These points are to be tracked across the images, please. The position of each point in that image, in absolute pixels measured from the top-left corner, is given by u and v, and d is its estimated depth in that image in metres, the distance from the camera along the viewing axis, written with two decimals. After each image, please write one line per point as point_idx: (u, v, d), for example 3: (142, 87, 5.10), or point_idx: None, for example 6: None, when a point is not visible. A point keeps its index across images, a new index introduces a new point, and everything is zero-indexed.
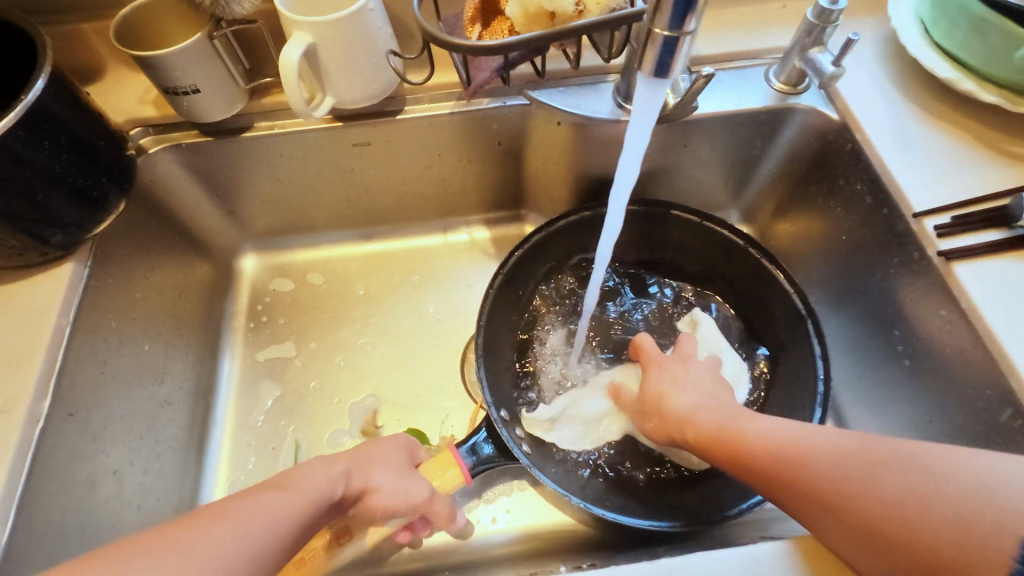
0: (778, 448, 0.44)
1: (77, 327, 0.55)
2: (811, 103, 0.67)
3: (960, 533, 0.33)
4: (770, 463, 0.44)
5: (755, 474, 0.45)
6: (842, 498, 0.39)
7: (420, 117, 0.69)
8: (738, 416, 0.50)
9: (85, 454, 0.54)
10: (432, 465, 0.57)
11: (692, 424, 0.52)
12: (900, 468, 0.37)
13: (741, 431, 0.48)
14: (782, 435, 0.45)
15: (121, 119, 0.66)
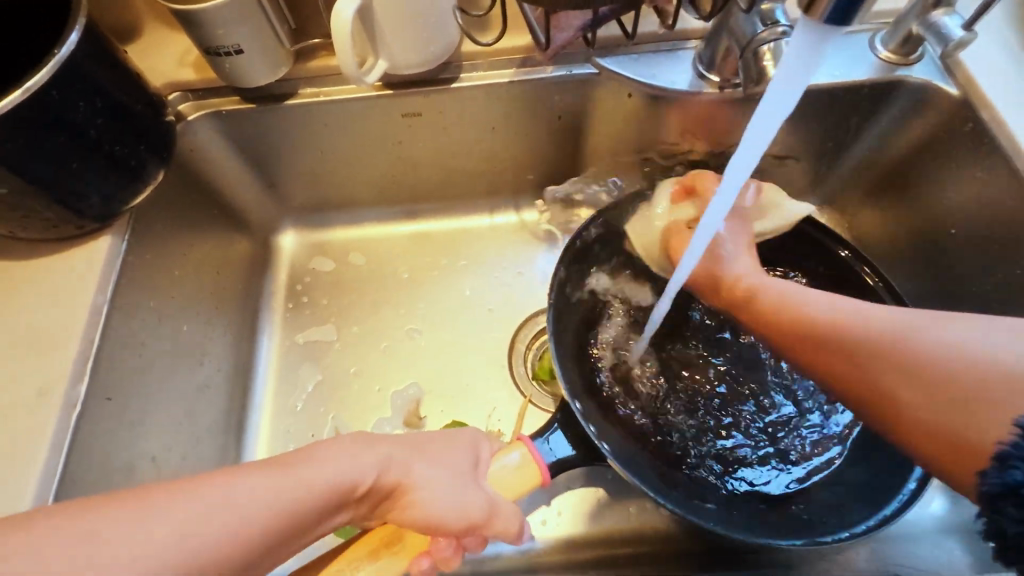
0: (894, 351, 0.41)
1: (114, 306, 0.51)
2: (923, 75, 0.60)
3: (961, 437, 0.36)
4: (864, 349, 0.43)
5: (846, 353, 0.44)
6: (904, 372, 0.40)
7: (478, 85, 0.63)
8: (851, 308, 0.46)
9: (122, 439, 0.51)
10: (506, 460, 0.50)
11: (776, 309, 0.50)
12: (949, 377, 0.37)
13: (817, 309, 0.48)
14: (898, 320, 0.42)
15: (159, 83, 0.61)
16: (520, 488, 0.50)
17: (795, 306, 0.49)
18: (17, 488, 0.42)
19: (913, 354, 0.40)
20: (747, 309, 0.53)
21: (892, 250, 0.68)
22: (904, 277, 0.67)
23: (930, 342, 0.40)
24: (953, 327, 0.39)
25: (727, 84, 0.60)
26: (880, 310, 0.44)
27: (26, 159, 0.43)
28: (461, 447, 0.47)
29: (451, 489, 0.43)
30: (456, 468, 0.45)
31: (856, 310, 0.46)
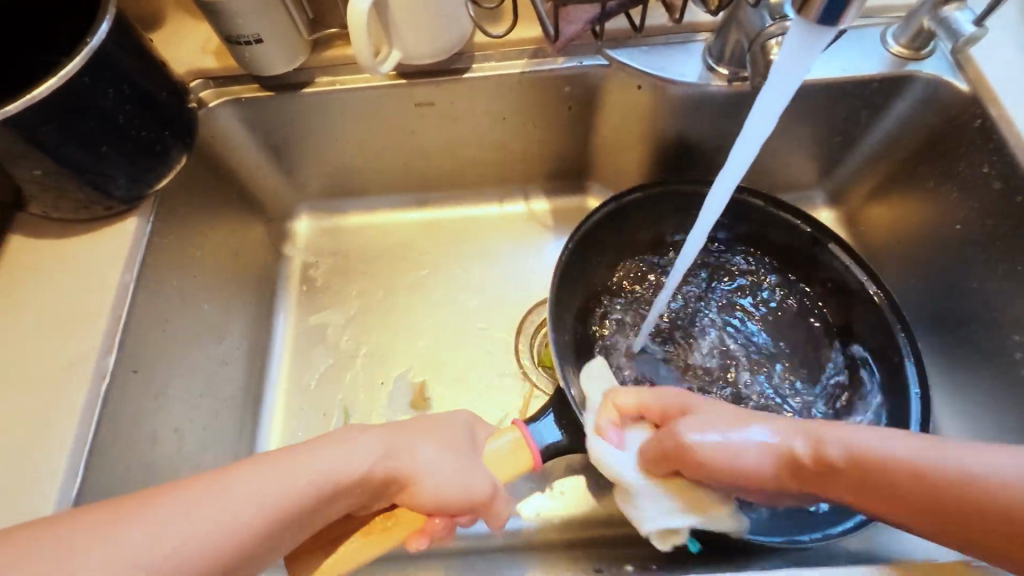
0: (918, 472, 0.37)
1: (140, 285, 0.54)
2: (934, 70, 0.60)
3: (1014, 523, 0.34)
4: (894, 490, 0.38)
5: (859, 487, 0.39)
6: (930, 504, 0.37)
7: (490, 75, 0.64)
8: (838, 441, 0.40)
9: (148, 411, 0.54)
10: (499, 444, 0.51)
11: (782, 465, 0.41)
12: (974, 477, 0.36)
13: (823, 459, 0.40)
14: (889, 448, 0.39)
15: (182, 70, 0.63)
16: (509, 472, 0.50)
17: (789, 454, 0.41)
18: (52, 452, 0.45)
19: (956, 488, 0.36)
20: (748, 470, 0.43)
21: (898, 245, 0.69)
22: (907, 272, 0.68)
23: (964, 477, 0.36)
24: (907, 445, 0.39)
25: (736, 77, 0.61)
26: (878, 442, 0.39)
27: (60, 142, 0.45)
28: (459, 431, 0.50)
29: (454, 472, 0.46)
30: (457, 451, 0.47)
31: (855, 442, 0.40)
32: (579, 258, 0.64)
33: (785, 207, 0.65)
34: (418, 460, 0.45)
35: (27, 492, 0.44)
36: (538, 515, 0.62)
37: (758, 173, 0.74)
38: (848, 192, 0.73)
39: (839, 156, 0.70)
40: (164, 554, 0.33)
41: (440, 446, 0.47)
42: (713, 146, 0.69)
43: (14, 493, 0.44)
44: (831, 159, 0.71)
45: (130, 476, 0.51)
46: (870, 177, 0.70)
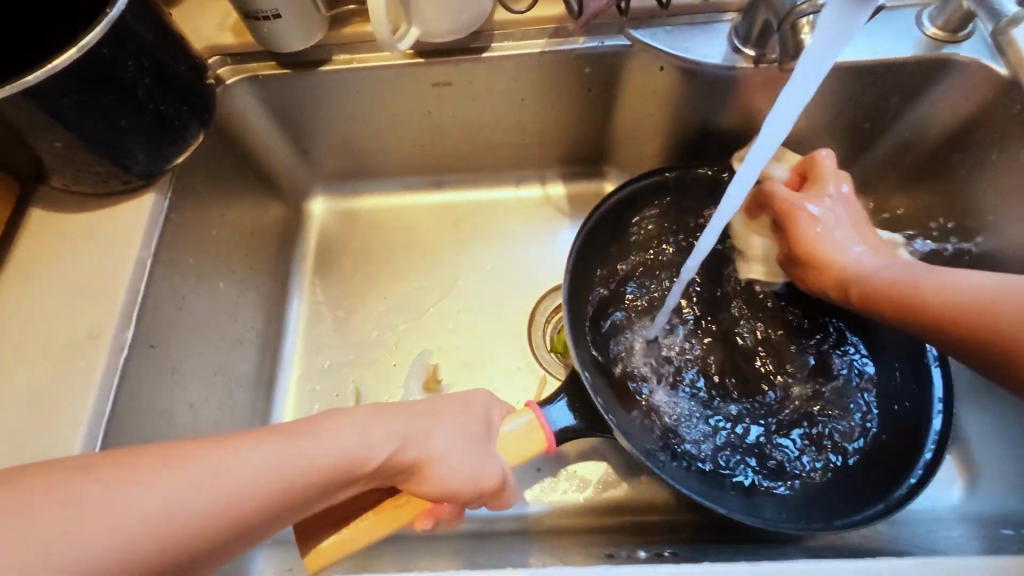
0: (944, 304, 0.47)
1: (157, 261, 0.54)
2: (971, 54, 0.58)
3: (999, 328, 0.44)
4: (929, 302, 0.48)
5: (916, 312, 0.48)
6: (970, 321, 0.45)
7: (509, 55, 0.63)
8: (880, 264, 0.53)
9: (164, 386, 0.55)
10: (511, 425, 0.50)
11: (856, 280, 0.53)
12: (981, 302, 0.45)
13: (863, 267, 0.53)
14: (900, 270, 0.51)
15: (200, 46, 0.63)
16: (524, 454, 0.50)
17: (861, 276, 0.52)
18: (71, 423, 0.46)
19: (953, 292, 0.47)
20: (853, 289, 0.53)
21: (926, 235, 0.67)
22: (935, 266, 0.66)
23: (959, 283, 0.47)
24: (923, 269, 0.50)
25: (763, 59, 0.59)
26: (903, 271, 0.51)
27: (78, 114, 0.45)
28: (475, 410, 0.48)
29: (467, 457, 0.45)
30: (472, 433, 0.46)
31: (862, 267, 0.53)
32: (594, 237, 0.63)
33: None
34: (431, 441, 0.44)
35: (47, 462, 0.44)
36: (549, 500, 0.62)
37: None
38: (875, 181, 0.71)
39: (867, 144, 0.68)
40: (180, 524, 0.33)
41: (455, 427, 0.46)
42: (737, 131, 0.68)
43: (33, 462, 0.44)
44: (859, 147, 0.69)
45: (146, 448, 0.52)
46: (899, 164, 0.68)
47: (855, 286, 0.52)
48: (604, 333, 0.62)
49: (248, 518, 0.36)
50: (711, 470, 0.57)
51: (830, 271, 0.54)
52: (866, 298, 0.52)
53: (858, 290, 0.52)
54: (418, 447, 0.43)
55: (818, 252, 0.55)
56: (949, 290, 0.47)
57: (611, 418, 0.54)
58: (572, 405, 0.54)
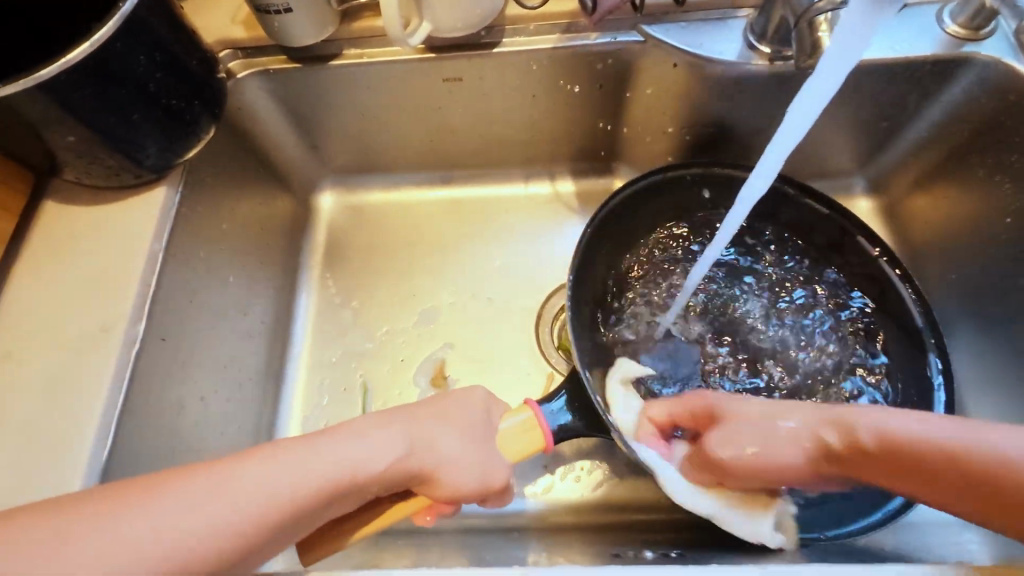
0: (866, 436, 0.43)
1: (169, 255, 0.55)
2: (992, 53, 0.56)
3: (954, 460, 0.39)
4: (839, 450, 0.44)
5: (891, 469, 0.41)
6: (940, 480, 0.40)
7: (521, 50, 0.63)
8: (784, 426, 0.46)
9: (176, 379, 0.55)
10: (508, 423, 0.50)
11: (727, 469, 0.47)
12: (874, 434, 0.42)
13: (766, 456, 0.46)
14: (825, 417, 0.45)
15: (212, 39, 0.63)
16: (521, 451, 0.49)
17: (738, 459, 0.46)
18: (85, 414, 0.46)
19: (922, 437, 0.41)
20: (761, 439, 0.46)
21: (942, 237, 0.66)
22: (951, 268, 0.65)
23: (925, 430, 0.41)
24: (879, 414, 0.43)
25: (778, 57, 0.58)
26: (788, 417, 0.47)
27: (91, 108, 0.46)
28: (475, 409, 0.49)
29: (471, 459, 0.45)
30: (474, 434, 0.47)
31: (768, 437, 0.46)
32: (602, 232, 0.63)
33: (820, 197, 0.64)
34: (435, 446, 0.44)
35: (62, 451, 0.45)
36: (556, 497, 0.62)
37: (795, 159, 0.71)
38: (891, 180, 0.70)
39: (882, 143, 0.67)
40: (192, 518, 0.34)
41: (457, 429, 0.46)
42: (749, 129, 0.67)
43: (47, 451, 0.45)
44: (873, 146, 0.68)
45: (158, 440, 0.52)
46: (916, 164, 0.67)
47: (712, 473, 0.48)
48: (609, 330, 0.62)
49: (257, 514, 0.36)
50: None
51: (771, 463, 0.46)
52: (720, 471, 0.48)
53: (773, 463, 0.46)
54: (422, 453, 0.43)
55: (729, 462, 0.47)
56: (926, 441, 0.40)
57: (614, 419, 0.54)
58: (573, 405, 0.53)
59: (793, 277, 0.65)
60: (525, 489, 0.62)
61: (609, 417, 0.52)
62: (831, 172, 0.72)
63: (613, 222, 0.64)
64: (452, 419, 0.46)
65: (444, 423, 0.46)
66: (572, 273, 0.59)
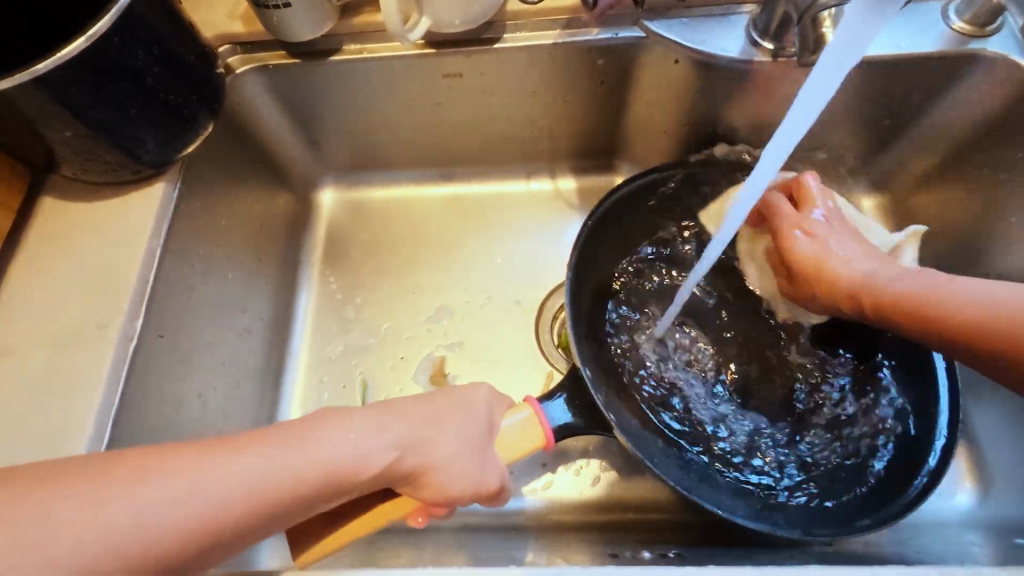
0: (902, 290, 0.51)
1: (167, 251, 0.54)
2: (999, 49, 0.56)
3: (988, 320, 0.46)
4: (897, 301, 0.51)
5: (939, 331, 0.48)
6: (985, 338, 0.46)
7: (522, 46, 0.62)
8: (886, 270, 0.54)
9: (174, 376, 0.55)
10: (508, 420, 0.48)
11: (829, 271, 0.55)
12: (927, 290, 0.50)
13: (856, 275, 0.54)
14: (922, 279, 0.51)
15: (210, 34, 0.62)
16: (520, 450, 0.48)
17: (845, 275, 0.55)
18: (81, 410, 0.46)
19: (943, 291, 0.49)
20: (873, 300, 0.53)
21: (945, 236, 0.65)
22: (953, 268, 0.64)
23: (963, 296, 0.48)
24: (946, 277, 0.50)
25: (781, 53, 0.58)
26: (868, 267, 0.54)
27: (88, 103, 0.45)
28: (476, 408, 0.47)
29: (465, 461, 0.43)
30: (473, 435, 0.45)
31: (873, 275, 0.54)
32: (602, 230, 0.62)
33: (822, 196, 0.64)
34: (429, 446, 0.42)
35: (58, 448, 0.45)
36: (555, 495, 0.62)
37: (798, 157, 0.70)
38: (893, 178, 0.70)
39: (886, 140, 0.67)
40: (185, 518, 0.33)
41: (454, 429, 0.44)
42: (752, 126, 0.66)
43: (43, 447, 0.45)
44: (877, 144, 0.68)
45: (156, 437, 0.52)
46: (920, 162, 0.66)
47: (814, 267, 0.56)
48: (610, 330, 0.62)
49: (252, 514, 0.36)
50: (715, 475, 0.56)
51: (837, 286, 0.55)
52: (816, 274, 0.56)
53: (870, 291, 0.53)
54: (415, 453, 0.42)
55: (820, 268, 0.56)
56: (964, 304, 0.47)
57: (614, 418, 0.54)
58: (572, 403, 0.53)
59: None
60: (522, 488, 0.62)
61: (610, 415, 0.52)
62: (835, 170, 0.72)
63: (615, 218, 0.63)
64: (452, 420, 0.44)
65: (441, 423, 0.44)
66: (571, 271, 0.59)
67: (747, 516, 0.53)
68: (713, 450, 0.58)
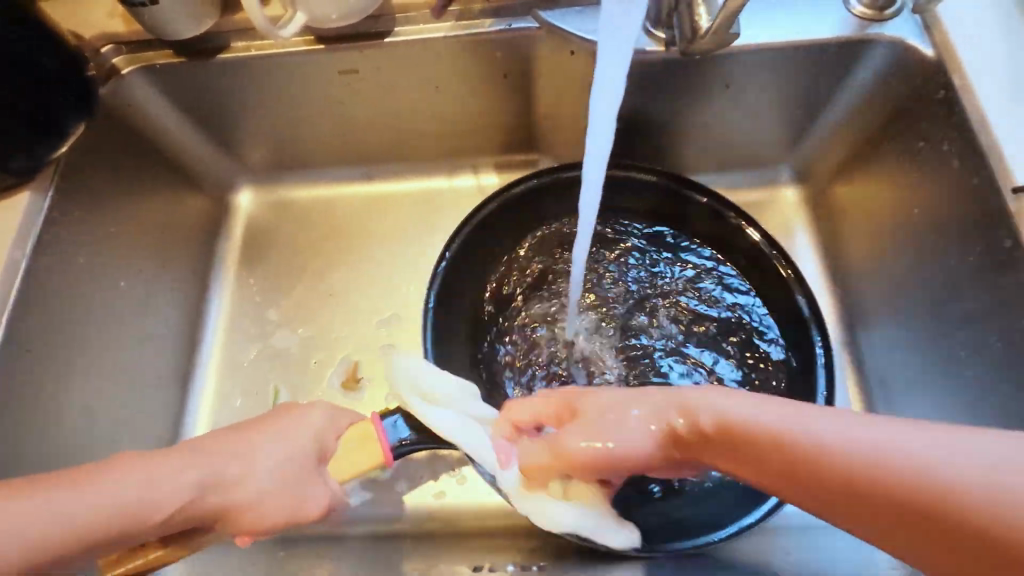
0: (746, 433, 0.36)
1: (34, 262, 0.54)
2: (896, 33, 0.54)
3: (906, 506, 0.30)
4: (760, 457, 0.35)
5: (834, 498, 0.33)
6: (867, 501, 0.32)
7: (413, 40, 0.60)
8: (720, 425, 0.37)
9: (49, 389, 0.54)
10: (342, 440, 0.49)
11: (649, 450, 0.40)
12: (815, 449, 0.33)
13: (640, 414, 0.40)
14: (746, 416, 0.37)
15: (90, 35, 0.60)
16: (357, 467, 0.48)
17: (727, 417, 0.37)
18: None
19: (821, 458, 0.33)
20: (716, 450, 0.38)
21: (861, 228, 0.63)
22: (869, 259, 0.62)
23: (840, 445, 0.33)
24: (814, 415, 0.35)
25: (674, 43, 0.55)
26: (743, 407, 0.37)
27: None
28: (313, 426, 0.49)
29: (291, 487, 0.47)
30: (303, 455, 0.48)
31: (726, 411, 0.37)
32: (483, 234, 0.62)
33: (713, 194, 0.61)
34: (260, 470, 0.46)
35: None
36: (454, 501, 0.61)
37: (717, 149, 0.68)
38: (815, 168, 0.67)
39: (801, 129, 0.64)
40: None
41: (283, 450, 0.47)
42: (664, 120, 0.63)
43: None
44: (794, 133, 0.65)
45: (26, 452, 0.52)
46: (836, 152, 0.64)
47: (661, 448, 0.39)
48: (494, 337, 0.62)
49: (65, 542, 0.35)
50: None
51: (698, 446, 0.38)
52: (724, 437, 0.37)
53: (714, 456, 0.38)
54: (236, 484, 0.45)
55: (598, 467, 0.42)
56: (894, 481, 0.31)
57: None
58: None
59: (693, 286, 0.63)
60: (411, 494, 0.61)
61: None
62: (756, 161, 0.69)
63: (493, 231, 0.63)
64: (287, 438, 0.48)
65: (276, 445, 0.47)
66: (440, 280, 0.59)
67: None
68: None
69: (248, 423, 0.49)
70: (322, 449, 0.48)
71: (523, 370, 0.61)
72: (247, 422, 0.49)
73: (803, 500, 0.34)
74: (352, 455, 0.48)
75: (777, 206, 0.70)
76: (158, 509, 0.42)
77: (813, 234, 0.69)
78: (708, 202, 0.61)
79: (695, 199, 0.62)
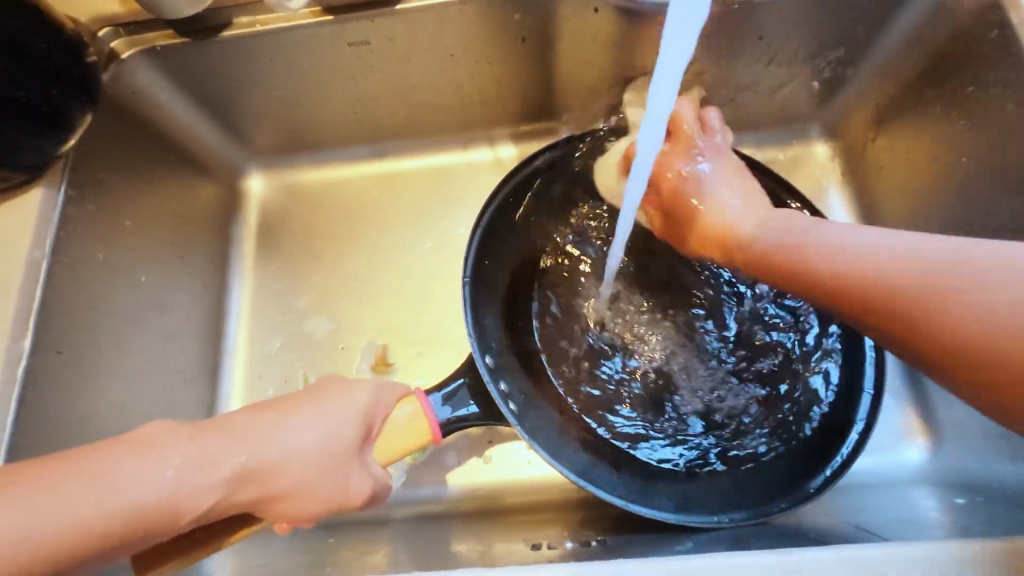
0: (854, 258, 0.44)
1: (55, 261, 0.52)
2: None
3: (926, 321, 0.40)
4: (843, 281, 0.44)
5: (902, 328, 0.41)
6: (921, 330, 0.40)
7: (426, 5, 0.57)
8: (775, 226, 0.49)
9: (83, 389, 0.54)
10: (391, 416, 0.48)
11: (703, 223, 0.52)
12: (837, 252, 0.45)
13: (814, 239, 0.46)
14: (801, 228, 0.48)
15: (86, 19, 0.56)
16: (405, 445, 0.48)
17: (799, 244, 0.47)
18: None
19: (890, 279, 0.42)
20: (855, 304, 0.43)
21: (903, 181, 0.60)
22: (910, 209, 0.60)
23: (868, 249, 0.44)
24: (851, 230, 0.46)
25: None
26: (810, 227, 0.48)
27: None
28: (351, 408, 0.46)
29: (326, 474, 0.43)
30: (338, 438, 0.44)
31: (798, 235, 0.47)
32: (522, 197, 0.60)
33: (756, 162, 0.60)
34: (295, 457, 0.43)
35: None
36: (495, 479, 0.61)
37: (747, 107, 0.65)
38: (848, 120, 0.65)
39: (836, 80, 0.62)
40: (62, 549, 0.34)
41: (315, 430, 0.44)
42: (692, 78, 0.61)
43: None
44: (828, 85, 0.62)
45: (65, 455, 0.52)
46: (872, 103, 0.62)
47: (732, 243, 0.51)
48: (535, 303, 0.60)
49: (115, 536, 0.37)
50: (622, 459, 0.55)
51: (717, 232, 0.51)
52: (765, 254, 0.48)
53: (797, 259, 0.46)
54: (274, 475, 0.42)
55: (688, 196, 0.53)
56: (949, 278, 0.40)
57: (512, 406, 0.53)
58: (469, 388, 0.53)
59: None
60: (455, 474, 0.61)
61: (504, 407, 0.52)
62: (787, 116, 0.66)
63: (531, 198, 0.60)
64: (327, 418, 0.45)
65: (316, 426, 0.44)
66: (484, 226, 0.58)
67: (650, 503, 0.52)
68: (635, 433, 0.56)
69: (289, 401, 0.46)
70: (367, 428, 0.46)
71: (563, 338, 0.59)
72: (286, 400, 0.46)
73: (831, 304, 0.45)
74: (401, 435, 0.48)
75: (808, 165, 0.68)
76: (200, 507, 0.40)
77: (848, 192, 0.66)
78: (747, 166, 0.60)
79: (731, 163, 0.60)
